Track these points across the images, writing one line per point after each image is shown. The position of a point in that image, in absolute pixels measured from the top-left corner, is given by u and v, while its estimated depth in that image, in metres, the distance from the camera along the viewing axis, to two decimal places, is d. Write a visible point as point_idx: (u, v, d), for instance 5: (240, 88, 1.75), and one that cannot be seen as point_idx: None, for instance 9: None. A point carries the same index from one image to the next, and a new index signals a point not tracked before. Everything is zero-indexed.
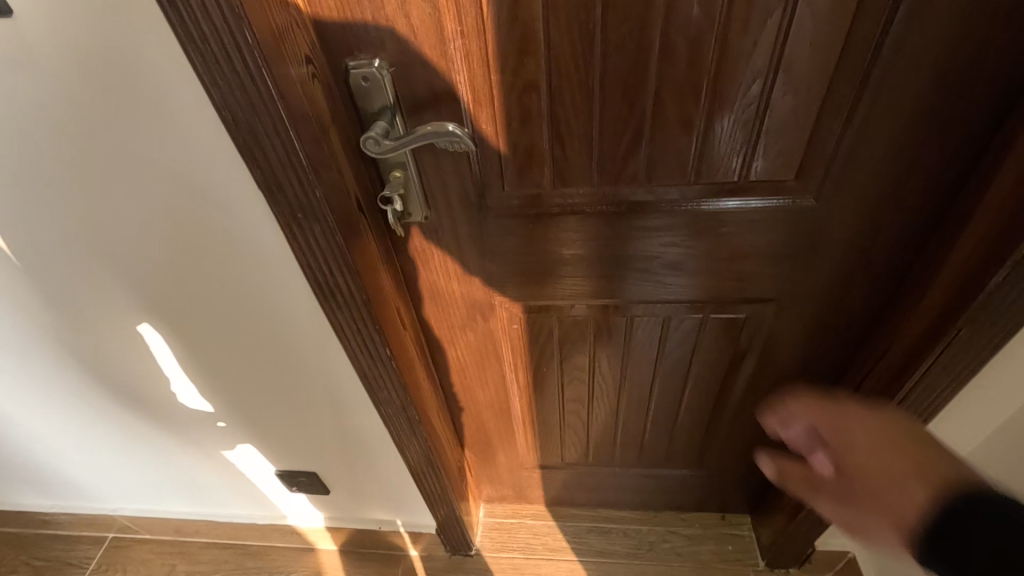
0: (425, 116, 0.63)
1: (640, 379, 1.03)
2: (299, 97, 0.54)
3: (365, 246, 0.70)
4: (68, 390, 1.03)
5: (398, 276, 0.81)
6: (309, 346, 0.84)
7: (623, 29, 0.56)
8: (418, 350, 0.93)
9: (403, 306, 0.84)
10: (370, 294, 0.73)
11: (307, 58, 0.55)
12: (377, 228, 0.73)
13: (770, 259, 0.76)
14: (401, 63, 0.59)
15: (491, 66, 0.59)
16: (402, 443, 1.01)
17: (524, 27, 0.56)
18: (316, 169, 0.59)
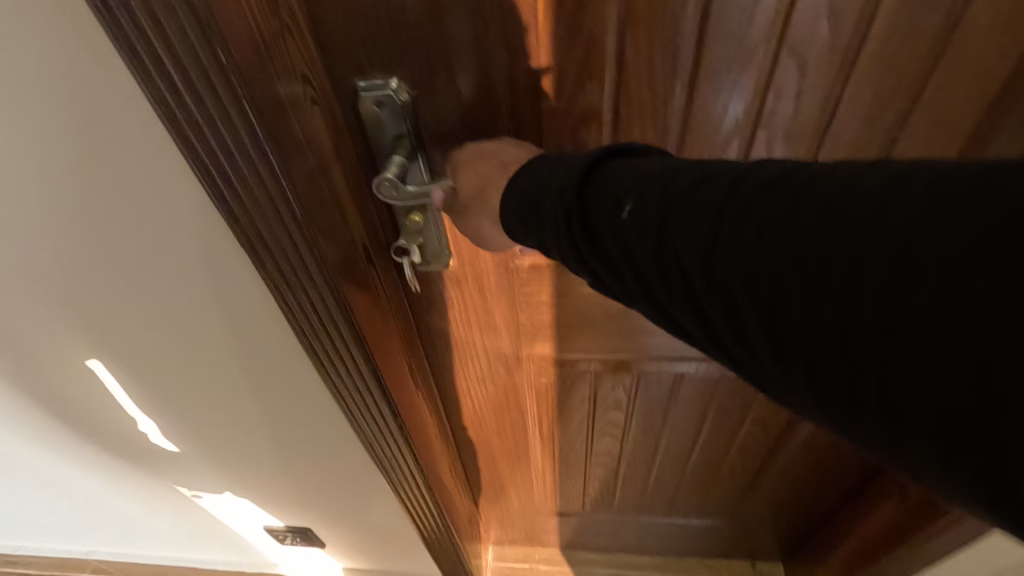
0: (451, 151, 0.50)
1: (681, 432, 0.92)
2: (290, 128, 0.40)
3: (374, 303, 0.56)
4: (29, 435, 0.90)
5: (410, 331, 0.68)
6: (303, 422, 0.69)
7: (722, 47, 0.42)
8: (430, 409, 0.80)
9: (413, 365, 0.71)
10: (379, 361, 0.60)
11: (304, 79, 0.41)
12: (388, 279, 0.59)
13: None
14: (426, 83, 0.45)
15: (542, 90, 0.46)
16: (413, 513, 0.86)
17: (589, 43, 0.43)
18: (313, 220, 0.45)
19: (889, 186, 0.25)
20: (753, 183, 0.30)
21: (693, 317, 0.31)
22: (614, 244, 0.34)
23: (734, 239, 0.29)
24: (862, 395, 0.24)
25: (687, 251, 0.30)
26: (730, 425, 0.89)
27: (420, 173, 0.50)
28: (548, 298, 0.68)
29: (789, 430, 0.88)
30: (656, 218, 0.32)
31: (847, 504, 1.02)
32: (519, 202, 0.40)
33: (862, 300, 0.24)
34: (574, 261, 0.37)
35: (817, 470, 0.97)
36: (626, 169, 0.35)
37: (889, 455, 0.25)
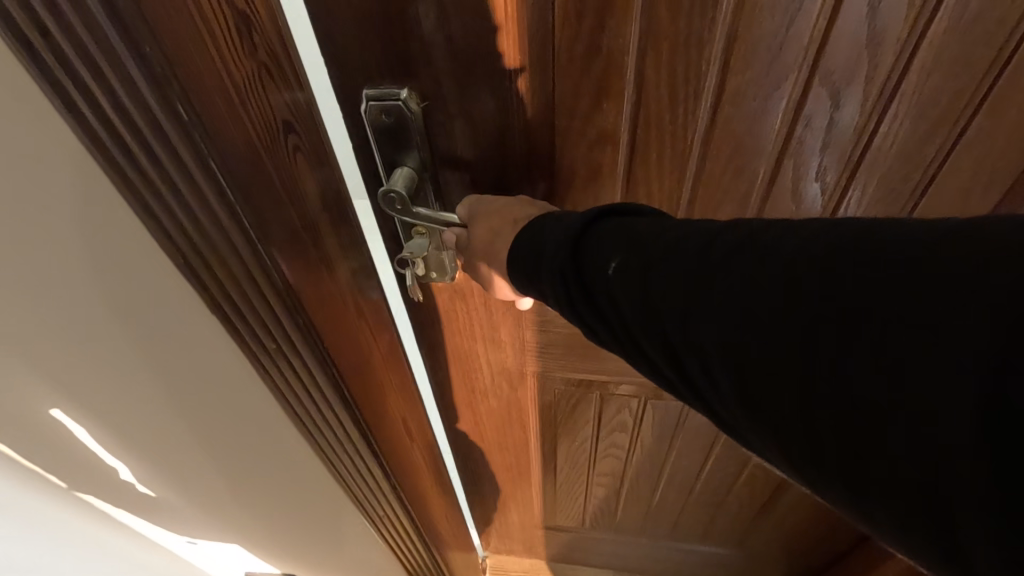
0: (460, 166, 0.48)
1: (687, 459, 0.89)
2: (268, 169, 0.35)
3: (361, 348, 0.52)
4: None
5: (398, 375, 0.62)
6: (289, 493, 0.62)
7: (749, 71, 0.40)
8: (417, 453, 0.74)
9: (402, 411, 0.65)
10: (364, 408, 0.54)
11: (286, 118, 0.36)
12: (378, 321, 0.54)
13: None
14: (437, 95, 0.43)
15: (557, 108, 0.43)
16: (397, 548, 0.83)
17: (607, 59, 0.40)
18: (294, 275, 0.40)
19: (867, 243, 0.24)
20: (731, 241, 0.29)
21: (684, 381, 0.30)
22: (603, 302, 0.33)
23: (715, 304, 0.27)
24: (848, 477, 0.23)
25: (674, 299, 0.29)
26: (739, 457, 0.86)
27: (428, 186, 0.48)
28: (555, 318, 0.66)
29: None
30: (641, 276, 0.31)
31: (855, 544, 0.98)
32: (523, 244, 0.39)
33: (837, 380, 0.23)
34: (566, 306, 0.36)
35: (830, 513, 0.92)
36: (616, 225, 0.34)
37: (885, 533, 0.24)
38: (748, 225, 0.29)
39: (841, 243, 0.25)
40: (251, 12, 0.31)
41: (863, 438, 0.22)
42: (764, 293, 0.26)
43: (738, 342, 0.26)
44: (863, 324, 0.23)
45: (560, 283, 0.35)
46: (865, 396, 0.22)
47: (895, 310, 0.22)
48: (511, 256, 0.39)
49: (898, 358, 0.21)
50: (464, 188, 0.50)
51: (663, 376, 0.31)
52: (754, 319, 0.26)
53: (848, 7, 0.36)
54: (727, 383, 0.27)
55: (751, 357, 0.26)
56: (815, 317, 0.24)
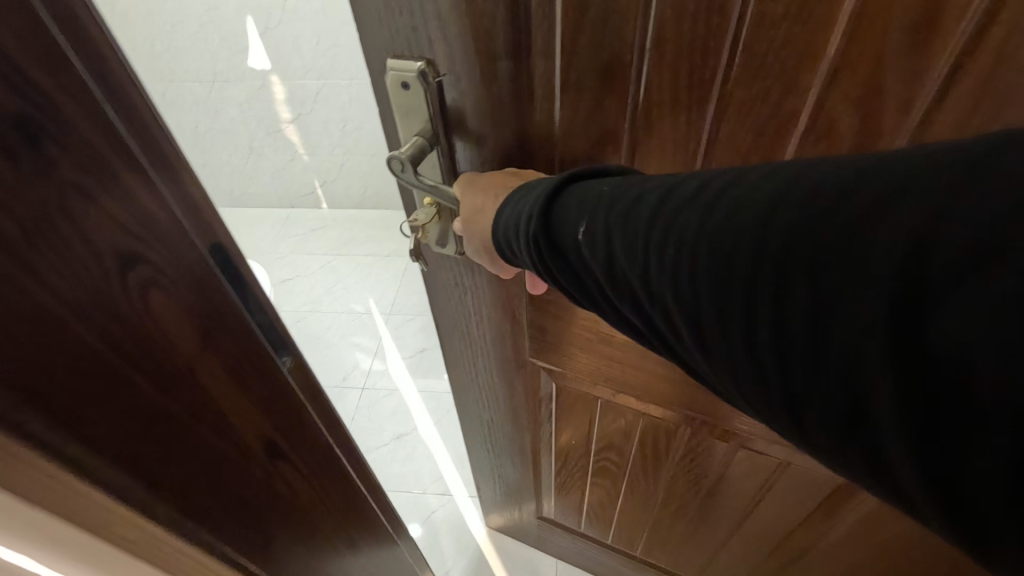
0: (471, 141, 0.50)
1: (683, 488, 0.86)
2: (82, 264, 0.30)
3: (261, 451, 0.48)
4: None
5: (316, 472, 0.57)
6: None
7: (760, 84, 0.37)
8: (343, 547, 0.67)
9: (320, 505, 0.60)
10: (260, 512, 0.50)
11: (120, 247, 0.31)
12: (285, 421, 0.50)
13: None
14: (451, 71, 0.45)
15: (562, 98, 0.44)
16: None
17: (615, 55, 0.40)
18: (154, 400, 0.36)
19: (792, 201, 0.28)
20: (681, 199, 0.33)
21: (653, 331, 0.35)
22: (576, 264, 0.39)
23: (668, 259, 0.32)
24: (790, 415, 0.28)
25: (631, 256, 0.34)
26: (742, 495, 0.81)
27: (437, 155, 0.51)
28: (556, 317, 0.66)
29: (804, 526, 0.78)
30: (605, 235, 0.36)
31: None
32: (506, 209, 0.44)
33: (778, 329, 0.27)
34: (545, 272, 0.42)
35: None
36: (583, 188, 0.40)
37: (831, 461, 0.28)
38: (695, 180, 0.33)
39: (775, 200, 0.29)
40: (35, 112, 0.26)
41: (801, 382, 0.27)
42: (709, 251, 0.30)
43: (691, 297, 0.31)
44: (796, 278, 0.27)
45: (539, 250, 0.41)
46: (797, 340, 0.26)
47: (818, 262, 0.26)
48: (495, 221, 0.46)
49: (822, 306, 0.26)
50: (475, 164, 0.52)
51: (638, 326, 0.37)
52: (703, 276, 0.30)
53: (871, 27, 0.32)
54: (688, 334, 0.32)
55: (703, 310, 0.30)
56: (752, 271, 0.28)
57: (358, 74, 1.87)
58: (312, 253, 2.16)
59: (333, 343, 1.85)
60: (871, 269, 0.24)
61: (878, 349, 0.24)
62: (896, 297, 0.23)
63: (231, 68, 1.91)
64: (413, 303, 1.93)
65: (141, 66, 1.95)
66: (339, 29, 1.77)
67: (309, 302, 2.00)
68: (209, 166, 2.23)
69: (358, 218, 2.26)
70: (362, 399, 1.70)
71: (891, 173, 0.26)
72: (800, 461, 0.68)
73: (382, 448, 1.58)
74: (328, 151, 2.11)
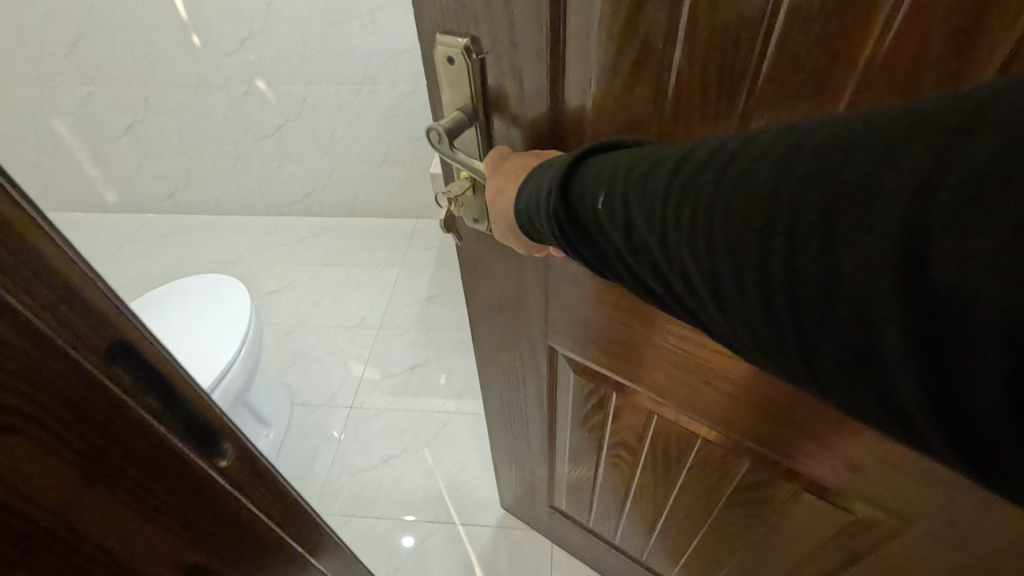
0: (507, 118, 0.52)
1: (691, 500, 0.85)
2: None
3: (177, 542, 0.50)
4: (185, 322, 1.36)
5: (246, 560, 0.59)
6: None
7: (796, 80, 0.37)
8: None
9: None
10: None
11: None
12: (211, 515, 0.52)
13: (901, 471, 0.52)
14: (494, 48, 0.47)
15: (595, 81, 0.45)
16: None
17: (648, 44, 0.40)
18: (44, 513, 0.38)
19: (799, 164, 0.29)
20: (695, 163, 0.34)
21: (672, 292, 0.38)
22: (598, 237, 0.41)
23: (687, 218, 0.34)
24: (805, 360, 0.31)
25: (651, 224, 0.36)
26: (755, 516, 0.77)
27: (476, 130, 0.54)
28: (574, 306, 0.67)
29: (815, 558, 0.75)
30: (623, 204, 0.38)
31: None
32: (530, 185, 0.47)
33: (791, 284, 0.30)
34: (567, 244, 0.45)
35: None
36: (600, 161, 0.41)
37: (841, 397, 0.31)
38: (706, 146, 0.34)
39: (782, 165, 0.30)
40: None
41: (814, 330, 0.29)
42: (724, 215, 0.32)
43: (708, 261, 0.33)
44: (807, 235, 0.29)
45: (561, 228, 0.43)
46: (811, 293, 0.29)
47: (828, 221, 0.28)
48: (517, 200, 0.48)
49: (831, 261, 0.28)
50: (511, 140, 0.54)
51: (656, 288, 0.40)
52: (719, 241, 0.32)
53: (907, 25, 0.31)
54: (706, 294, 0.34)
55: (719, 270, 0.33)
56: (765, 232, 0.31)
57: (345, 79, 1.88)
58: (302, 265, 2.16)
59: (322, 360, 1.85)
60: (875, 224, 0.26)
61: (886, 288, 0.26)
62: (903, 235, 0.25)
63: (213, 74, 1.90)
64: (404, 318, 1.95)
65: (114, 69, 1.93)
66: (327, 34, 1.76)
67: (298, 316, 1.98)
68: (194, 172, 2.23)
69: (348, 224, 2.30)
70: (349, 419, 1.69)
71: (888, 128, 0.27)
72: (815, 488, 0.64)
73: (370, 471, 1.59)
74: (317, 157, 2.13)
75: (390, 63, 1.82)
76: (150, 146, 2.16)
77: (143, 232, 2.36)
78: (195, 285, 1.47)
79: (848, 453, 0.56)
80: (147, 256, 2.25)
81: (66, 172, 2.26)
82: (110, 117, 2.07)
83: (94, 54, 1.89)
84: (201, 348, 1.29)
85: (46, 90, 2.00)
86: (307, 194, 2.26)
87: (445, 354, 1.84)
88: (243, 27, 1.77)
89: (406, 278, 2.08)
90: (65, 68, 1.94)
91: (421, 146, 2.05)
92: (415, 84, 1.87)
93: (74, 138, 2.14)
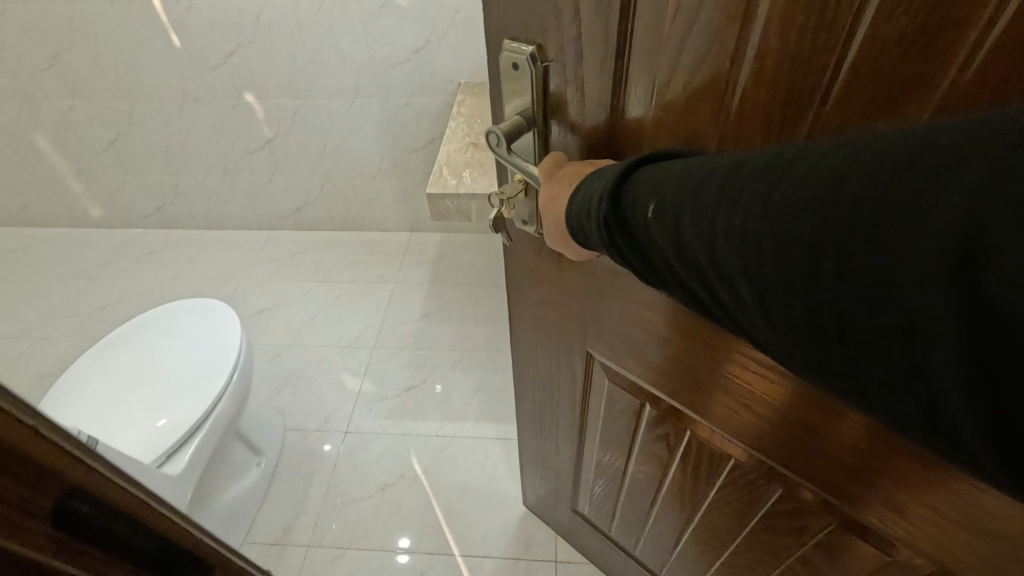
0: (565, 126, 0.54)
1: (719, 524, 0.84)
2: None
3: None
4: (194, 327, 1.41)
5: None
6: None
7: (866, 108, 0.36)
8: None
9: None
10: None
11: None
12: None
13: (944, 515, 0.50)
14: (558, 56, 0.49)
15: (657, 95, 0.46)
16: None
17: (714, 61, 0.41)
18: None
19: (846, 180, 0.31)
20: (748, 173, 0.36)
21: (716, 300, 0.40)
22: (646, 243, 0.43)
23: (734, 228, 0.36)
24: (851, 371, 0.32)
25: (699, 232, 0.38)
26: (785, 547, 0.75)
27: (534, 135, 0.56)
28: (615, 315, 0.68)
29: None
30: (673, 210, 0.40)
31: None
32: (581, 191, 0.49)
33: (836, 295, 0.31)
34: (614, 251, 0.47)
35: None
36: (654, 168, 0.44)
37: (885, 412, 0.32)
38: (760, 157, 0.36)
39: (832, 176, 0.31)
40: None
41: (858, 340, 0.31)
42: (770, 227, 0.34)
43: (755, 269, 0.35)
44: (853, 250, 0.30)
45: (610, 234, 0.46)
46: (855, 306, 0.30)
47: (874, 236, 0.29)
48: (567, 206, 0.50)
49: (875, 275, 0.29)
50: (567, 148, 0.55)
51: (702, 297, 0.41)
52: (766, 252, 0.34)
53: (989, 56, 0.31)
54: (751, 303, 0.36)
55: (763, 280, 0.35)
56: (810, 245, 0.32)
57: (336, 92, 1.94)
58: (294, 280, 2.22)
59: (315, 382, 1.88)
60: (922, 239, 0.27)
61: (933, 302, 0.26)
62: (952, 248, 0.26)
63: (201, 86, 1.98)
64: (396, 336, 2.01)
65: (99, 81, 2.00)
66: (320, 46, 1.82)
67: (290, 336, 2.02)
68: (181, 186, 2.31)
69: (341, 236, 2.38)
70: (345, 444, 1.72)
71: (943, 145, 0.28)
72: (852, 526, 0.62)
73: (368, 500, 1.60)
74: (308, 170, 2.19)
75: (383, 76, 1.88)
76: (135, 160, 2.23)
77: (125, 248, 2.41)
78: (190, 311, 1.45)
79: (891, 493, 0.54)
80: (130, 273, 2.30)
81: (48, 187, 2.34)
82: (94, 131, 2.15)
83: (71, 66, 1.97)
84: (189, 367, 1.32)
85: (27, 103, 2.08)
86: (298, 208, 2.33)
87: (440, 375, 1.89)
88: (232, 39, 1.84)
89: (401, 293, 2.15)
90: (50, 81, 2.02)
91: (414, 158, 2.12)
92: (407, 96, 1.92)
93: (54, 151, 2.22)
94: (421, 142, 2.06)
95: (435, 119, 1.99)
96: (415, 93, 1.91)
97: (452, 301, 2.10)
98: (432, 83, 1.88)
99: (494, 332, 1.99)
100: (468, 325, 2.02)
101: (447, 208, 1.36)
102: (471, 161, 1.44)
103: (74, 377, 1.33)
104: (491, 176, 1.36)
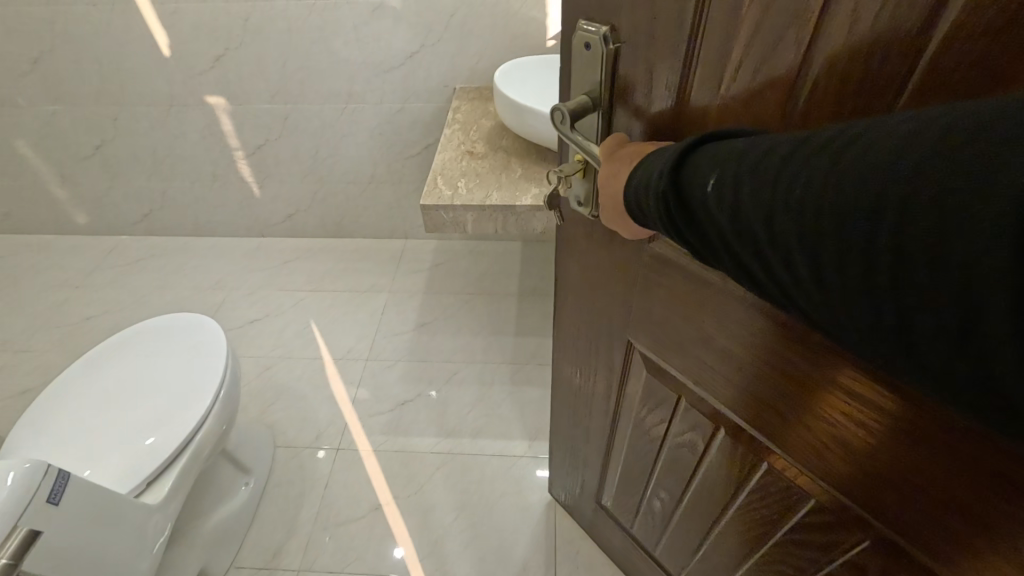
0: (629, 107, 0.56)
1: (744, 529, 0.83)
2: None
3: None
4: (187, 346, 1.39)
5: None
6: None
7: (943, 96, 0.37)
8: None
9: None
10: None
11: None
12: None
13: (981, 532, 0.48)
14: (629, 38, 0.51)
15: (724, 77, 0.47)
16: None
17: (786, 45, 0.42)
18: None
19: (914, 149, 0.31)
20: (813, 147, 0.37)
21: (773, 273, 0.40)
22: (703, 219, 0.44)
23: (795, 200, 0.37)
24: (912, 338, 0.32)
25: (760, 205, 0.39)
26: (811, 560, 0.74)
27: (598, 115, 0.58)
28: (657, 302, 0.68)
29: None
30: (733, 184, 0.41)
31: None
32: (641, 169, 0.50)
33: (899, 262, 0.31)
34: (670, 227, 0.48)
35: None
36: (716, 146, 0.45)
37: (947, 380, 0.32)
38: (828, 131, 0.37)
39: (900, 144, 0.31)
40: None
41: (920, 307, 0.31)
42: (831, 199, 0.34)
43: (818, 239, 0.35)
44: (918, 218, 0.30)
45: (666, 211, 0.47)
46: (919, 273, 0.30)
47: (940, 203, 0.29)
48: (624, 185, 0.52)
49: (941, 241, 0.29)
50: (629, 130, 0.57)
51: (759, 272, 0.42)
52: (828, 222, 0.35)
53: None
54: (812, 274, 0.37)
55: (824, 250, 0.35)
56: (875, 215, 0.32)
57: (330, 96, 1.99)
58: (288, 291, 2.27)
59: (306, 397, 1.90)
60: (990, 204, 0.27)
61: (1001, 265, 0.27)
62: None
63: (188, 90, 2.04)
64: (393, 349, 2.03)
65: (83, 84, 2.06)
66: (311, 48, 1.88)
67: (280, 349, 2.05)
68: (169, 191, 2.38)
69: (333, 245, 2.45)
70: (337, 461, 1.72)
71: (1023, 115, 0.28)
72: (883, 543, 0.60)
73: (364, 519, 1.60)
74: (301, 172, 2.25)
75: (375, 79, 1.93)
76: (120, 165, 2.30)
77: (115, 255, 2.50)
78: (188, 329, 1.43)
79: (929, 508, 0.52)
80: (116, 283, 2.37)
81: (36, 195, 2.43)
82: (81, 137, 2.22)
83: (53, 70, 2.03)
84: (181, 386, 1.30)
85: (11, 107, 2.15)
86: (291, 215, 2.41)
87: (436, 386, 1.91)
88: (220, 44, 1.90)
89: (394, 304, 2.19)
90: (34, 87, 2.08)
91: (411, 164, 2.17)
92: (402, 101, 1.98)
93: (37, 155, 2.29)
94: (417, 147, 2.12)
95: (429, 125, 2.04)
96: (410, 96, 1.96)
97: (446, 309, 2.15)
98: (428, 87, 1.94)
99: (497, 340, 2.04)
100: (466, 335, 2.05)
101: (441, 220, 1.38)
102: (465, 171, 1.46)
103: (65, 391, 1.31)
104: (486, 186, 1.39)
